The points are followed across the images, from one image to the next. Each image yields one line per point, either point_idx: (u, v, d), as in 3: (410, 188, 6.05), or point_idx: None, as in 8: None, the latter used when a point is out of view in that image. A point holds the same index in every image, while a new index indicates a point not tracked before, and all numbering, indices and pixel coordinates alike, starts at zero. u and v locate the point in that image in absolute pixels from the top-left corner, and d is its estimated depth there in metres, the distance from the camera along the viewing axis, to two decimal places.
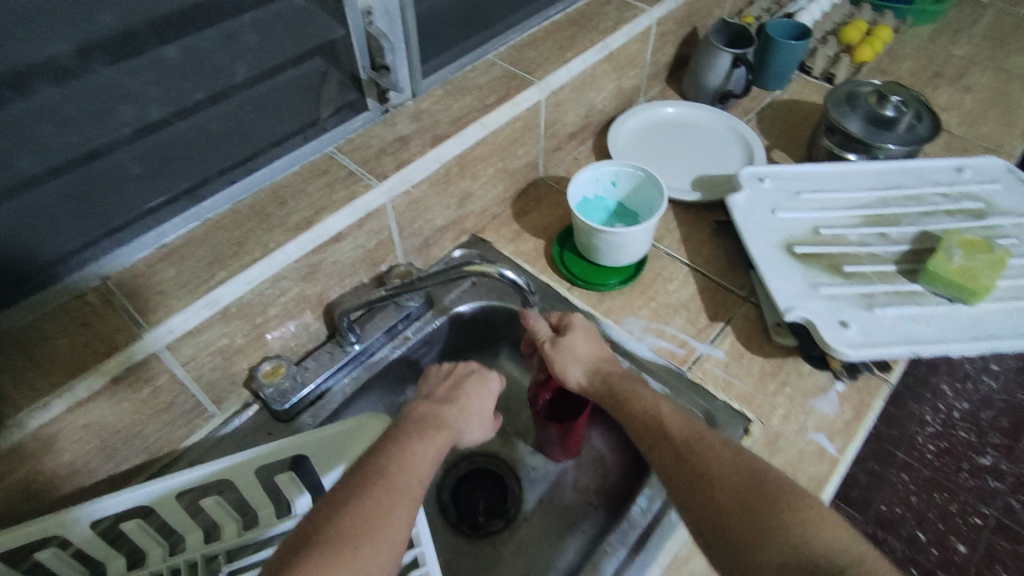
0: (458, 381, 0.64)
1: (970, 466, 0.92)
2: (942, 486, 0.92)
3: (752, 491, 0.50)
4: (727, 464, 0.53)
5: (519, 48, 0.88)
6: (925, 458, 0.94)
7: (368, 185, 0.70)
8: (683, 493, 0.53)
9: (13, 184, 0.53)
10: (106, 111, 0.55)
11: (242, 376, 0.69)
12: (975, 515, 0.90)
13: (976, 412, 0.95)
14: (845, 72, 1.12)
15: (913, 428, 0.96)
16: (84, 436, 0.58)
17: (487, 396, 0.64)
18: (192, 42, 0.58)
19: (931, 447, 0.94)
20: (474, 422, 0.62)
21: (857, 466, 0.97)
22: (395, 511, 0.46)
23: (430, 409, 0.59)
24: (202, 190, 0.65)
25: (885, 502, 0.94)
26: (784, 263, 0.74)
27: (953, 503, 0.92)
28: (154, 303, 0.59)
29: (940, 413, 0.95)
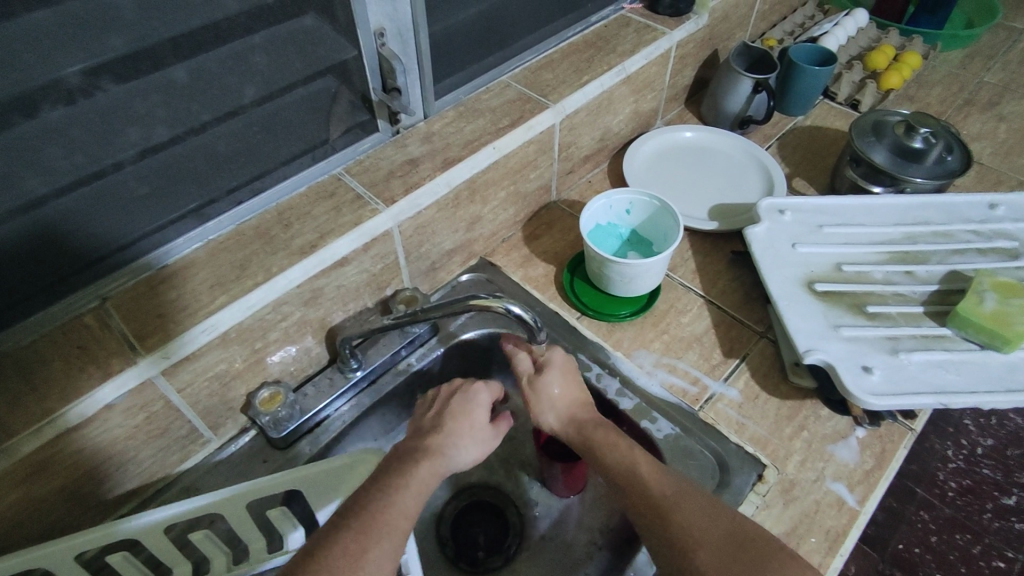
0: (441, 407, 0.64)
1: (994, 508, 0.79)
2: (964, 526, 0.78)
3: (738, 553, 0.49)
4: (708, 527, 0.51)
5: (535, 70, 0.87)
6: (947, 496, 0.80)
7: (375, 210, 0.68)
8: (659, 546, 0.52)
9: (18, 205, 0.51)
10: (113, 132, 0.53)
11: (240, 401, 0.67)
12: (999, 559, 0.75)
13: (1002, 449, 0.84)
14: (871, 98, 1.09)
15: (934, 464, 0.82)
16: (75, 462, 0.56)
17: (475, 407, 0.63)
18: (200, 63, 0.56)
19: (952, 485, 0.81)
20: (469, 440, 0.61)
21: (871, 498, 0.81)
22: (373, 547, 0.47)
23: (417, 443, 0.59)
24: (209, 209, 0.64)
25: (903, 542, 0.77)
26: (804, 301, 0.71)
27: (976, 545, 0.76)
28: (151, 327, 0.57)
29: (963, 449, 0.83)
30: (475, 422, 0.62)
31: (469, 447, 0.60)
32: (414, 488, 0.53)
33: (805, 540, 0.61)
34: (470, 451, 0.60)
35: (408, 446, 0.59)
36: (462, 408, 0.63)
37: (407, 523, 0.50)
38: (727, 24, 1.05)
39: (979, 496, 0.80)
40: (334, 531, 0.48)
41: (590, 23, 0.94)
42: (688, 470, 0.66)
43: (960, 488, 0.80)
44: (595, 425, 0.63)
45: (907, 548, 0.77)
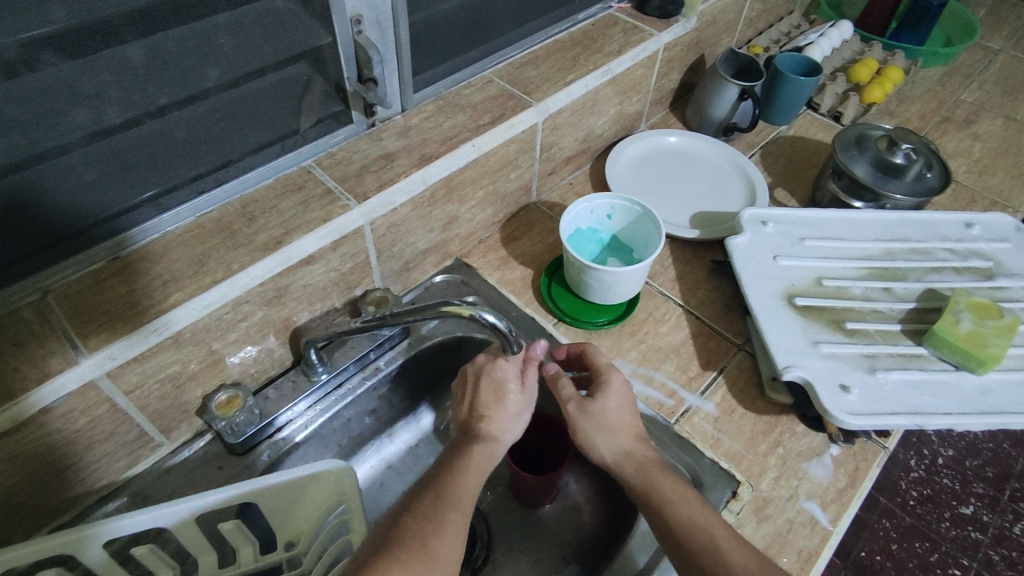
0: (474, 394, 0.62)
1: (952, 516, 0.87)
2: (922, 535, 0.86)
3: None
4: None
5: (518, 66, 0.84)
6: (907, 504, 0.89)
7: (346, 207, 0.64)
8: None
9: None
10: (55, 112, 0.49)
11: (194, 404, 0.63)
12: (956, 568, 0.83)
13: (962, 460, 0.91)
14: (853, 111, 1.09)
15: (897, 472, 0.92)
16: (8, 469, 0.52)
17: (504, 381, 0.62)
18: (157, 42, 0.51)
19: (914, 493, 0.90)
20: (508, 419, 0.61)
21: None
22: (449, 516, 0.49)
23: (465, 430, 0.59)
24: (167, 198, 0.59)
25: (865, 549, 0.87)
26: (784, 315, 0.70)
27: (933, 553, 0.84)
28: (95, 325, 0.53)
29: (924, 459, 0.92)
30: (507, 400, 0.61)
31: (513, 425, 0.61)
32: (473, 470, 0.54)
33: (778, 560, 0.60)
34: (515, 428, 0.61)
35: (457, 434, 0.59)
36: (492, 389, 0.61)
37: (471, 501, 0.52)
38: (715, 29, 1.04)
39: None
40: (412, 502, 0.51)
41: (576, 21, 0.92)
42: None
43: (921, 497, 0.89)
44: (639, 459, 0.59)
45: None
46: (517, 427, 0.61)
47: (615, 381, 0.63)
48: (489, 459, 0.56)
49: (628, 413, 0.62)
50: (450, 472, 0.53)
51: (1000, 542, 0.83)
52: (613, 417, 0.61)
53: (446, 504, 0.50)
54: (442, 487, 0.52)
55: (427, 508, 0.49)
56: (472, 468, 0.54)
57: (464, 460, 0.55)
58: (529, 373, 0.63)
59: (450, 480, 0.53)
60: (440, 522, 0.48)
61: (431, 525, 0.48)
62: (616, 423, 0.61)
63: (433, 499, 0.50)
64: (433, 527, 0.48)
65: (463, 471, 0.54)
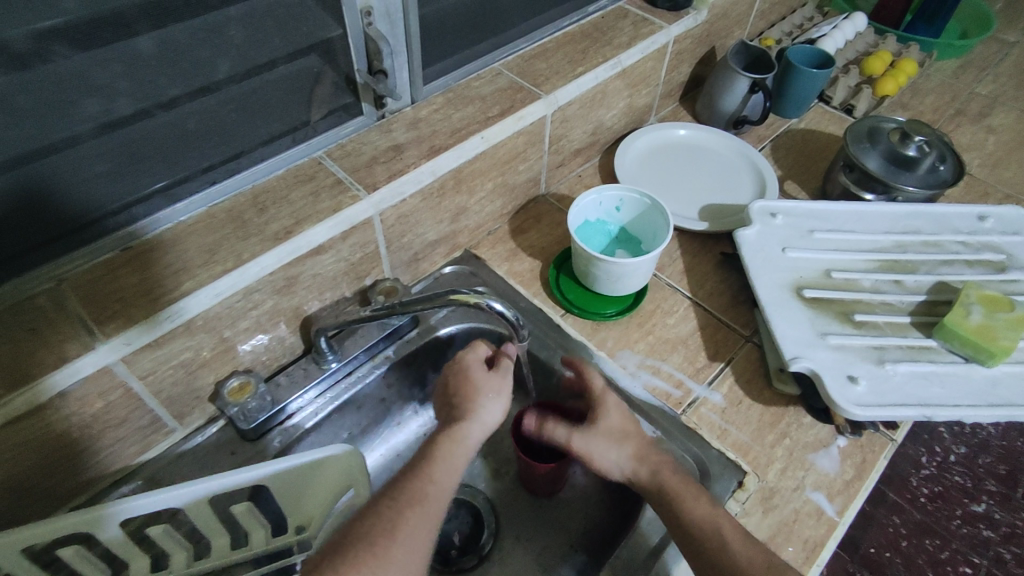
0: (448, 384, 0.63)
1: (964, 514, 0.75)
2: (934, 531, 0.74)
3: None
4: None
5: (528, 59, 0.84)
6: (916, 501, 0.76)
7: (356, 197, 0.65)
8: None
9: None
10: (68, 103, 0.50)
11: (207, 391, 0.64)
12: (966, 565, 0.71)
13: (973, 456, 0.80)
14: (866, 104, 1.08)
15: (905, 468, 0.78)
16: (27, 450, 0.53)
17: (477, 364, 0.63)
18: (169, 34, 0.52)
19: (924, 490, 0.77)
20: (486, 398, 0.60)
21: None
22: (407, 514, 0.50)
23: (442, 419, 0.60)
24: (178, 189, 0.60)
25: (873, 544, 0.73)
26: (792, 306, 0.69)
27: (945, 551, 0.72)
28: (111, 312, 0.54)
29: (936, 455, 0.79)
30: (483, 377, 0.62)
31: (492, 403, 0.60)
32: (442, 461, 0.55)
33: (782, 550, 0.60)
34: (496, 406, 0.60)
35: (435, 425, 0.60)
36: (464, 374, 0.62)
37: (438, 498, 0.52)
38: (726, 22, 1.03)
39: (948, 502, 0.76)
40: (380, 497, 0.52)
41: (586, 13, 0.92)
42: None
43: (931, 494, 0.76)
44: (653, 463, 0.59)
45: (876, 551, 0.72)
46: (499, 403, 0.61)
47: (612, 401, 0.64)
48: (459, 444, 0.57)
49: (631, 424, 0.63)
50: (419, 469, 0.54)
51: (1012, 541, 0.73)
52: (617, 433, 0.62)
53: (411, 503, 0.51)
54: (400, 488, 0.52)
55: (386, 508, 0.50)
56: (443, 461, 0.55)
57: (432, 452, 0.55)
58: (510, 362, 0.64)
59: (414, 480, 0.53)
60: (399, 520, 0.49)
61: (392, 520, 0.49)
62: (621, 432, 0.62)
63: (391, 502, 0.51)
64: (390, 523, 0.49)
65: (431, 464, 0.54)
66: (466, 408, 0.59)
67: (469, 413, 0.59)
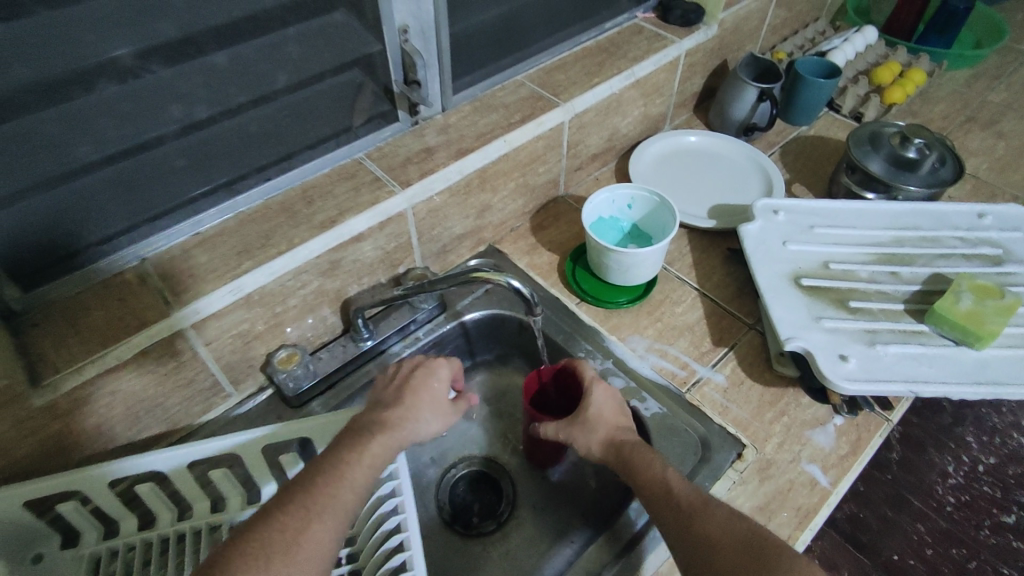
0: (405, 378, 0.63)
1: (991, 525, 0.74)
2: (958, 540, 0.73)
3: (751, 559, 0.49)
4: (724, 535, 0.51)
5: (548, 71, 0.92)
6: (942, 509, 0.75)
7: (391, 192, 0.73)
8: (676, 536, 0.53)
9: (64, 170, 0.56)
10: (159, 108, 0.59)
11: (259, 360, 0.73)
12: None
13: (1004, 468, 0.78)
14: (874, 111, 1.12)
15: (931, 476, 0.78)
16: (112, 402, 0.61)
17: (438, 382, 0.63)
18: (240, 50, 0.62)
19: (950, 499, 0.76)
20: (428, 413, 0.61)
21: (867, 508, 0.76)
22: (314, 525, 0.49)
23: (374, 414, 0.59)
24: (238, 185, 0.70)
25: (897, 551, 0.73)
26: (789, 293, 0.75)
27: (972, 562, 0.72)
28: (185, 284, 0.63)
29: (963, 464, 0.78)
30: (432, 390, 0.62)
31: (431, 420, 0.61)
32: (367, 463, 0.54)
33: (777, 515, 0.65)
34: (433, 425, 0.61)
35: (362, 421, 0.59)
36: (423, 381, 0.63)
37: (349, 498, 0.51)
38: (737, 36, 1.10)
39: (976, 512, 0.75)
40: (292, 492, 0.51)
41: (603, 29, 1.00)
42: (672, 445, 0.70)
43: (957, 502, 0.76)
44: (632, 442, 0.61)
45: (900, 558, 0.73)
46: (438, 421, 0.61)
47: (600, 395, 0.65)
48: (388, 451, 0.56)
49: (610, 416, 0.64)
50: (337, 469, 0.52)
51: None
52: (599, 418, 0.64)
53: (320, 512, 0.49)
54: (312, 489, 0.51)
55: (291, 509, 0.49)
56: (366, 462, 0.54)
57: (357, 452, 0.54)
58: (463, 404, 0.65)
59: (325, 481, 0.51)
60: (306, 530, 0.48)
61: (300, 534, 0.48)
62: (594, 420, 0.64)
63: (298, 511, 0.49)
64: (293, 535, 0.48)
65: (353, 462, 0.53)
66: (404, 418, 0.59)
67: (407, 423, 0.59)
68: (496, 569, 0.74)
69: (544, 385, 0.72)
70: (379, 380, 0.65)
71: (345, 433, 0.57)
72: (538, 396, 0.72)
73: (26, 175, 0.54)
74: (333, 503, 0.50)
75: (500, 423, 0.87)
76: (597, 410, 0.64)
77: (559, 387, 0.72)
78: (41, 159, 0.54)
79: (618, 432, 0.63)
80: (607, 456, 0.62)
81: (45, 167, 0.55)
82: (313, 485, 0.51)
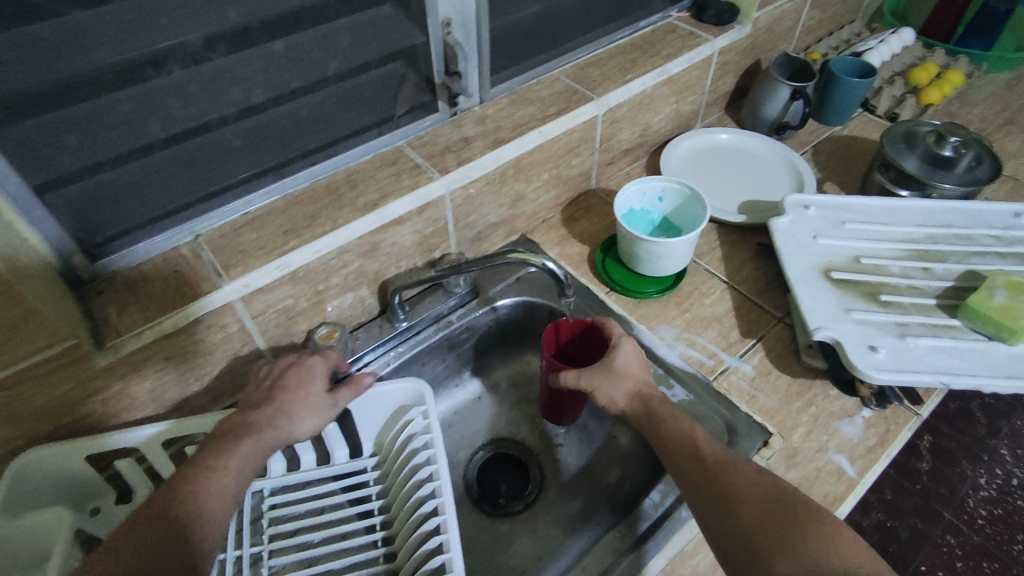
0: (277, 378, 0.64)
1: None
2: (991, 555, 1.03)
3: (779, 515, 0.51)
4: (752, 491, 0.53)
5: (583, 67, 0.95)
6: (976, 524, 1.04)
7: (431, 177, 0.76)
8: (702, 491, 0.55)
9: (133, 147, 0.60)
10: (221, 91, 0.63)
11: (300, 336, 0.76)
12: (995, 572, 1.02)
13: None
14: (910, 112, 1.12)
15: (964, 491, 1.06)
16: (164, 367, 0.65)
17: (314, 380, 0.65)
18: (296, 39, 0.65)
19: (982, 512, 1.04)
20: (303, 412, 0.62)
21: (900, 522, 1.08)
22: (196, 527, 0.53)
23: (244, 417, 0.61)
24: (287, 168, 0.73)
25: (925, 562, 1.06)
26: (820, 285, 0.75)
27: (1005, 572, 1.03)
28: (234, 260, 0.66)
29: (994, 479, 1.03)
30: (307, 391, 0.63)
31: (306, 419, 0.63)
32: (235, 468, 0.57)
33: None
34: (309, 423, 0.63)
35: (234, 424, 0.60)
36: (294, 382, 0.64)
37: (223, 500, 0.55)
38: (771, 36, 1.11)
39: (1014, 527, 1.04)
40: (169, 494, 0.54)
41: (637, 28, 1.02)
42: None
43: (990, 516, 1.03)
44: (660, 399, 0.63)
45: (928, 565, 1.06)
46: (314, 419, 0.63)
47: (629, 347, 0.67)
48: (260, 450, 0.59)
49: (637, 369, 0.66)
50: (209, 475, 0.55)
51: None
52: (627, 368, 0.65)
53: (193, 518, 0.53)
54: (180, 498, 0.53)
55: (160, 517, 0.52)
56: (234, 466, 0.57)
57: (224, 458, 0.57)
58: (347, 394, 0.65)
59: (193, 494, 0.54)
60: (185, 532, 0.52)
61: (183, 539, 0.52)
62: (621, 369, 0.65)
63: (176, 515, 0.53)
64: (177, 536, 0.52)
65: (223, 468, 0.56)
66: (274, 419, 0.61)
67: (280, 423, 0.61)
68: (522, 547, 0.76)
69: (567, 339, 0.73)
70: (251, 378, 0.65)
71: (219, 437, 0.59)
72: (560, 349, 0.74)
73: (104, 149, 0.59)
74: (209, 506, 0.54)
75: (528, 408, 0.89)
76: (625, 359, 0.66)
77: (582, 342, 0.74)
78: (115, 135, 0.58)
79: (643, 386, 0.65)
80: (632, 408, 0.64)
81: (119, 143, 0.59)
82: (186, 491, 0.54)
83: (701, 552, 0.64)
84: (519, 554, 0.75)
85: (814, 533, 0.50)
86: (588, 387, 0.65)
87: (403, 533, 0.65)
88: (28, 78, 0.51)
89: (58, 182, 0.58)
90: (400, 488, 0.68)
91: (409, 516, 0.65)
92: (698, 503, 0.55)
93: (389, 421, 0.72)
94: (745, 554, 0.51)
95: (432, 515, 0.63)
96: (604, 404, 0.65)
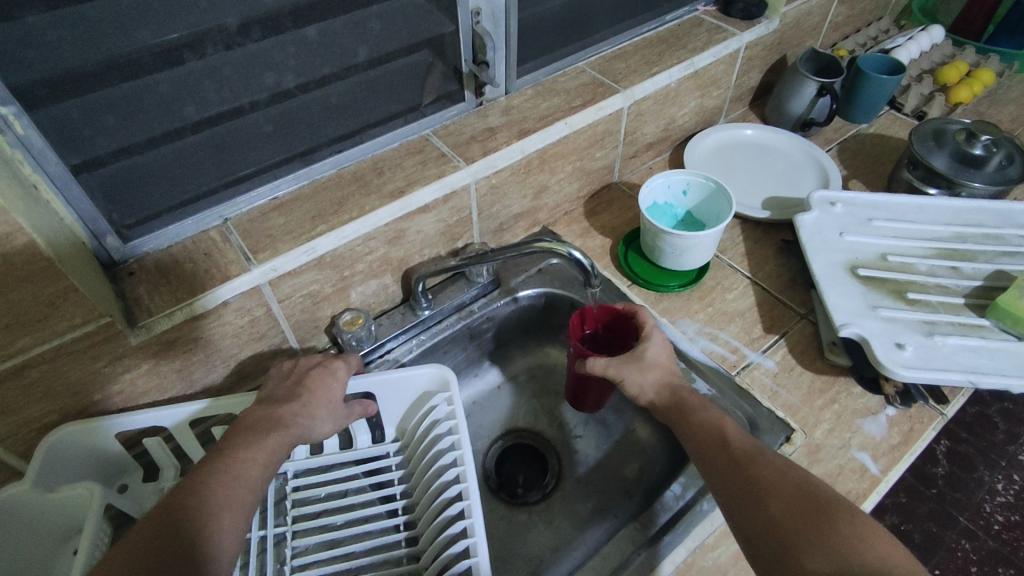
0: (299, 377, 0.65)
1: None
2: (1008, 562, 1.02)
3: (809, 509, 0.51)
4: (782, 484, 0.53)
5: (609, 59, 0.94)
6: (993, 530, 1.03)
7: (458, 166, 0.77)
8: (730, 483, 0.55)
9: (165, 130, 0.61)
10: (255, 76, 0.63)
11: (325, 322, 0.77)
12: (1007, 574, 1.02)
13: None
14: (938, 110, 1.11)
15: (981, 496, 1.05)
16: (193, 348, 0.66)
17: (335, 382, 0.66)
18: (328, 25, 0.66)
19: (998, 518, 1.03)
20: (325, 412, 0.63)
21: (914, 526, 1.06)
22: (223, 517, 0.52)
23: (268, 411, 0.61)
24: (315, 154, 0.74)
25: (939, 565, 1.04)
26: (846, 282, 0.75)
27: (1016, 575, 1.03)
28: (263, 244, 0.67)
29: (1012, 485, 1.04)
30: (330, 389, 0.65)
31: (323, 420, 0.64)
32: (257, 463, 0.57)
33: None
34: (327, 424, 0.64)
35: (257, 418, 0.60)
36: (320, 380, 0.65)
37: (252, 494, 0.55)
38: (799, 32, 1.10)
39: None
40: (195, 485, 0.53)
41: (663, 21, 1.01)
42: None
43: (1005, 522, 1.02)
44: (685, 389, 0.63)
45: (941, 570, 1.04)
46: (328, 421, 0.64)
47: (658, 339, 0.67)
48: (280, 448, 0.59)
49: (665, 361, 0.67)
50: (219, 468, 0.55)
51: None
52: (652, 359, 0.66)
53: (189, 515, 0.51)
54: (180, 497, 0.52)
55: (187, 506, 0.51)
56: (259, 459, 0.57)
57: (247, 449, 0.57)
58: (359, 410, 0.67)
59: (195, 492, 0.53)
60: (180, 529, 0.50)
61: (203, 534, 0.51)
62: (651, 360, 0.66)
63: (207, 503, 0.52)
64: (208, 524, 0.51)
65: (233, 465, 0.55)
66: (299, 415, 0.61)
67: (303, 421, 0.61)
68: (540, 536, 0.76)
69: (593, 328, 0.74)
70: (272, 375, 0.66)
71: (237, 431, 0.59)
72: (587, 337, 0.74)
73: (141, 131, 0.59)
74: (236, 496, 0.54)
75: (547, 399, 0.90)
76: (652, 350, 0.66)
77: (608, 331, 0.74)
78: (152, 118, 0.59)
79: (672, 377, 0.66)
80: (660, 399, 0.64)
81: (154, 125, 0.60)
82: (212, 482, 0.53)
83: (722, 544, 0.63)
84: (536, 543, 0.76)
85: (843, 527, 0.49)
86: (617, 378, 0.65)
87: (425, 518, 0.66)
88: (73, 58, 0.52)
89: (95, 163, 0.59)
90: (423, 474, 0.69)
91: (431, 502, 0.66)
92: (725, 494, 0.55)
93: (412, 408, 0.73)
94: (774, 546, 0.50)
95: (455, 501, 0.64)
96: (631, 395, 0.66)
